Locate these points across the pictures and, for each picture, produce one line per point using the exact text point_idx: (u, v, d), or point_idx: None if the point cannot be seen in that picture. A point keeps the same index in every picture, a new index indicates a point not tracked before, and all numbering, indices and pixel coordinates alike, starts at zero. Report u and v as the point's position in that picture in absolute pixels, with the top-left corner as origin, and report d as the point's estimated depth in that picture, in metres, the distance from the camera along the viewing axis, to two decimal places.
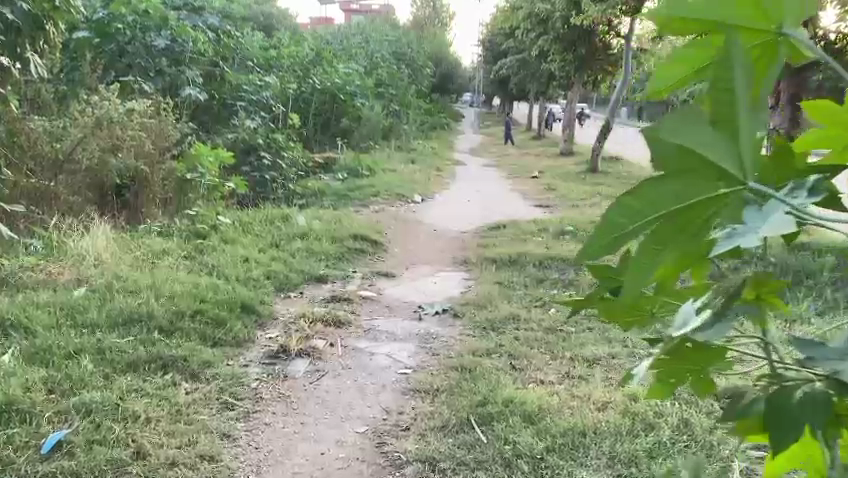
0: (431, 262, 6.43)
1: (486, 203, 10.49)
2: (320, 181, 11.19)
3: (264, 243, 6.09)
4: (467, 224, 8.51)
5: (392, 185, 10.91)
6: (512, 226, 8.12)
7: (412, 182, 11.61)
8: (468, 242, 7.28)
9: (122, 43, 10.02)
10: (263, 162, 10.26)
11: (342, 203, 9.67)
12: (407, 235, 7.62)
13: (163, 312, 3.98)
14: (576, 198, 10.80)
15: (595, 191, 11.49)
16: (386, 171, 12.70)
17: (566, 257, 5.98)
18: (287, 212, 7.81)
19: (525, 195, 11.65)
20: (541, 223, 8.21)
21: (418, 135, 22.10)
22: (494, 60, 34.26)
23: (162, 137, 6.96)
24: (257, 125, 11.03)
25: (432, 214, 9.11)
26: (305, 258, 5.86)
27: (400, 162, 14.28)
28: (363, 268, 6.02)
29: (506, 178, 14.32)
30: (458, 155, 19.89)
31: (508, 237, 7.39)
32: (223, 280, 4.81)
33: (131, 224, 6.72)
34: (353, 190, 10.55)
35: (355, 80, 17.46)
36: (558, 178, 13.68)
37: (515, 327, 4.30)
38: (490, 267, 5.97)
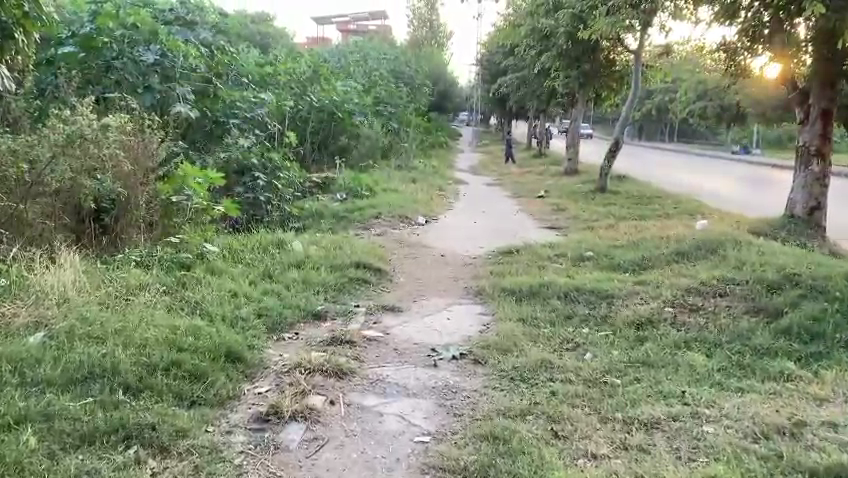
0: (442, 292, 5.78)
1: (495, 224, 9.88)
2: (318, 202, 10.56)
3: (255, 274, 5.44)
4: (478, 248, 7.88)
5: (394, 205, 10.28)
6: (527, 250, 7.48)
7: (415, 202, 10.98)
8: (481, 270, 6.64)
9: (109, 58, 9.44)
10: (257, 181, 9.61)
11: (341, 226, 9.02)
12: (413, 261, 6.97)
13: (130, 365, 3.33)
14: (590, 219, 10.16)
15: (608, 212, 10.87)
16: (387, 190, 12.07)
17: (594, 287, 5.34)
18: (282, 237, 7.17)
19: (534, 215, 11.02)
20: (559, 247, 7.58)
21: (419, 154, 21.55)
22: (493, 78, 33.82)
23: (144, 158, 6.31)
24: (251, 144, 10.43)
25: (439, 237, 8.49)
26: (301, 291, 5.21)
27: (401, 181, 13.68)
28: (366, 300, 5.37)
29: (512, 197, 13.72)
30: (460, 174, 19.31)
31: (523, 263, 6.75)
32: (207, 321, 4.16)
33: (110, 253, 6.07)
34: (354, 211, 9.92)
35: (354, 98, 16.91)
36: (567, 198, 13.07)
37: (549, 378, 3.65)
38: (509, 299, 5.33)
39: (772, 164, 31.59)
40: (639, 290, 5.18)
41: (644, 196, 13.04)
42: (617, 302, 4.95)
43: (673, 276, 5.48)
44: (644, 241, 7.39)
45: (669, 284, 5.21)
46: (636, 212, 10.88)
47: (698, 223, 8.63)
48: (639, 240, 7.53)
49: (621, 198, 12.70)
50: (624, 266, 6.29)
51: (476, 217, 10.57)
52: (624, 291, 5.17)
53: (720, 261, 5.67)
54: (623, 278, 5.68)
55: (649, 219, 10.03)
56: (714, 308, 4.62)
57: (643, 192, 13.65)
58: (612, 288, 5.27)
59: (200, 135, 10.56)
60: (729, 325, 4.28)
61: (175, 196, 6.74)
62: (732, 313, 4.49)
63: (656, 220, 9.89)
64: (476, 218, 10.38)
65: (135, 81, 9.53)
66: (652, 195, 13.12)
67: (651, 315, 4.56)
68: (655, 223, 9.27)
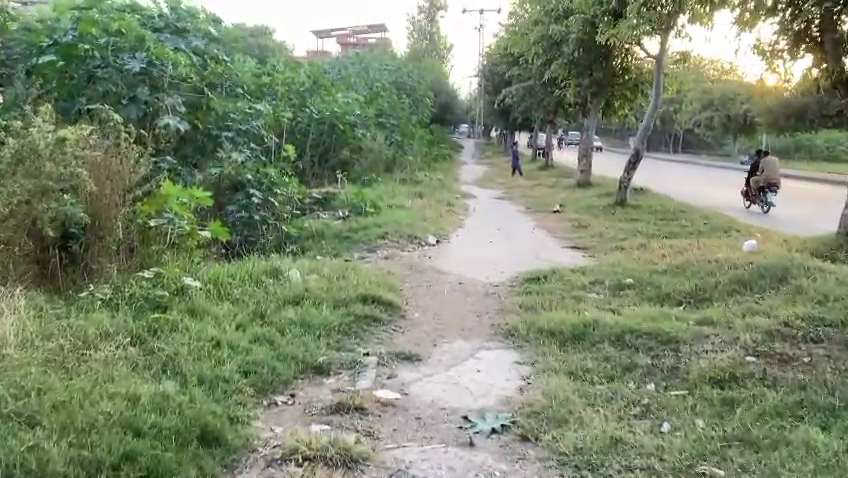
0: (467, 333, 4.89)
1: (512, 243, 9.03)
2: (318, 221, 9.71)
3: (244, 315, 4.55)
4: (500, 273, 7.01)
5: (401, 223, 9.41)
6: (555, 277, 6.60)
7: (424, 220, 10.12)
8: (507, 302, 5.76)
9: (91, 67, 8.55)
10: (251, 200, 8.71)
11: (345, 249, 8.16)
12: (429, 291, 6.09)
13: (65, 466, 2.44)
14: (617, 238, 9.28)
15: (634, 229, 10.00)
16: (393, 207, 11.21)
17: (651, 327, 4.45)
18: (278, 264, 6.30)
19: (553, 233, 10.15)
20: (591, 273, 6.70)
21: (423, 167, 20.72)
22: (496, 88, 33.07)
23: (118, 176, 5.42)
24: (246, 159, 9.56)
25: (455, 260, 7.64)
26: (300, 335, 4.32)
27: (406, 197, 12.83)
28: (378, 346, 4.48)
29: (525, 213, 12.87)
30: (466, 188, 18.47)
31: (554, 294, 5.86)
32: (178, 387, 3.26)
33: (79, 287, 5.21)
34: (358, 231, 9.03)
35: (355, 110, 16.09)
36: (585, 213, 12.21)
37: (625, 468, 2.78)
38: (549, 345, 4.44)
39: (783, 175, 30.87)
40: (707, 333, 4.30)
41: (668, 210, 12.17)
42: (684, 351, 4.06)
43: (743, 314, 4.61)
44: (689, 264, 6.52)
45: (742, 324, 4.34)
46: (664, 229, 10.00)
47: (741, 244, 7.76)
48: (682, 263, 6.66)
49: (644, 213, 11.83)
50: (674, 298, 5.41)
51: (491, 235, 9.72)
52: (688, 334, 4.28)
53: (796, 294, 4.80)
54: (680, 314, 4.80)
55: (682, 237, 9.16)
56: (810, 358, 3.75)
57: (665, 206, 12.81)
58: (673, 329, 4.39)
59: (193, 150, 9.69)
60: (839, 384, 3.41)
61: (155, 220, 5.87)
62: (837, 366, 3.62)
63: (690, 238, 9.02)
64: (492, 237, 9.52)
65: (119, 91, 8.65)
66: (676, 209, 12.26)
67: (734, 368, 3.68)
68: (691, 243, 8.39)
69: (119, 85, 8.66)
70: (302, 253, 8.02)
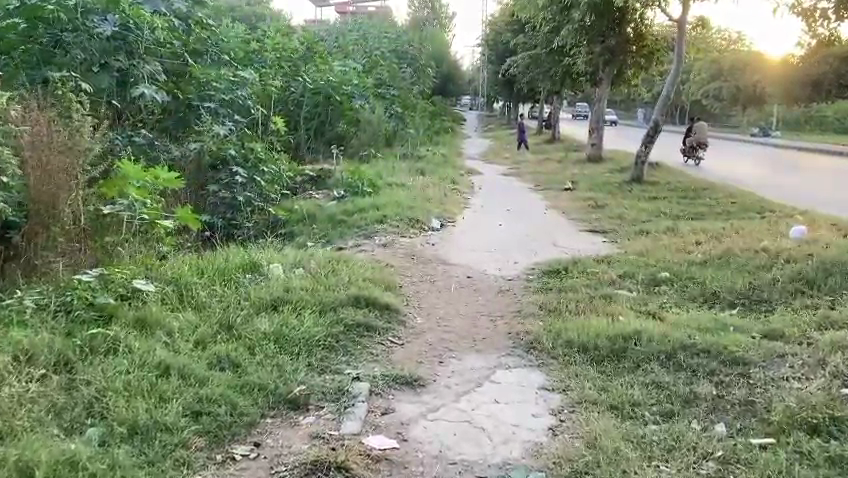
0: (480, 345, 4.04)
1: (524, 227, 8.16)
2: (309, 201, 8.85)
3: (206, 328, 3.71)
4: (514, 264, 6.15)
5: (403, 204, 8.55)
6: (577, 270, 5.74)
7: (427, 200, 9.26)
8: (525, 301, 4.93)
9: (58, 30, 7.53)
10: (235, 178, 7.94)
11: (339, 235, 7.31)
12: (434, 289, 5.23)
13: None
14: (640, 220, 8.41)
15: (656, 210, 9.12)
16: (393, 185, 10.34)
17: (710, 343, 3.60)
18: (258, 256, 5.44)
19: (568, 214, 9.28)
20: (620, 265, 5.84)
21: (425, 140, 19.79)
22: (499, 58, 31.96)
23: (66, 154, 4.53)
24: (230, 134, 8.70)
25: (464, 247, 6.78)
26: (273, 354, 3.48)
27: (407, 173, 11.94)
28: (371, 366, 3.63)
29: (533, 190, 11.99)
30: (470, 162, 17.55)
31: (580, 292, 5.00)
32: (96, 447, 2.44)
33: (15, 282, 4.29)
34: (354, 213, 8.16)
35: (353, 80, 15.16)
36: (600, 191, 11.33)
37: None
38: (583, 366, 3.58)
39: (798, 148, 29.91)
40: (782, 353, 3.44)
41: (690, 187, 11.29)
42: (756, 379, 3.22)
43: (820, 326, 3.77)
44: (733, 254, 5.66)
45: (825, 340, 3.51)
46: (690, 209, 9.13)
47: (784, 228, 6.92)
48: (725, 252, 5.80)
49: (664, 191, 10.95)
50: (725, 299, 4.59)
51: (501, 217, 8.86)
52: (758, 353, 3.44)
53: None
54: (739, 323, 3.96)
55: (711, 220, 8.30)
56: None
57: (686, 182, 11.92)
58: (736, 345, 3.54)
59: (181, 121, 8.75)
60: None
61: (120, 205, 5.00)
62: None
63: (721, 221, 8.16)
64: (501, 219, 8.66)
65: (92, 57, 7.69)
66: (698, 186, 11.38)
67: (832, 407, 2.84)
68: (725, 227, 7.54)
69: (93, 49, 7.70)
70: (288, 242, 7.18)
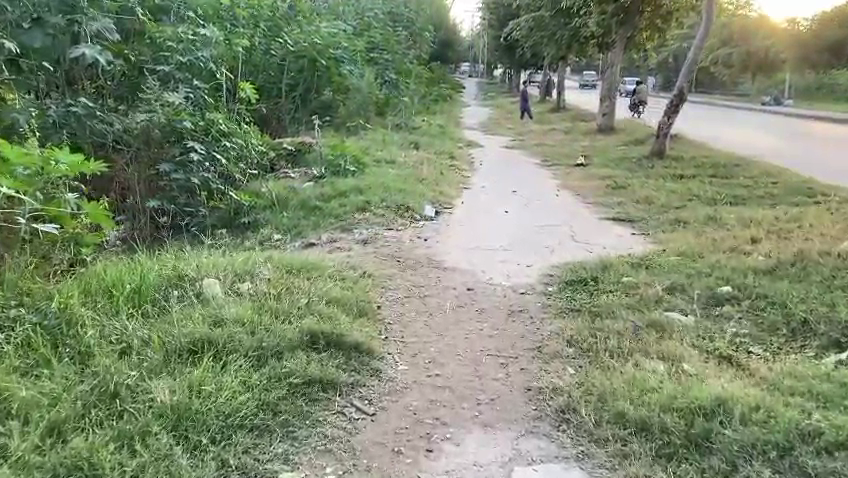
0: (487, 413, 2.77)
1: (535, 214, 6.87)
2: (281, 183, 7.55)
3: (70, 403, 2.45)
4: (528, 269, 4.88)
5: (391, 186, 7.24)
6: (609, 280, 4.46)
7: (420, 180, 7.95)
8: (546, 331, 3.66)
9: None
10: (189, 156, 6.69)
11: (312, 227, 6.03)
12: (423, 310, 3.95)
13: None
14: (671, 205, 7.12)
15: (686, 192, 7.84)
16: (381, 161, 9.00)
17: (844, 430, 2.34)
18: (194, 264, 4.15)
19: (584, 197, 7.98)
20: (663, 273, 4.56)
21: (420, 110, 18.42)
22: (501, 22, 30.33)
23: None
24: (187, 104, 7.37)
25: (466, 244, 5.50)
26: (163, 456, 2.23)
27: (398, 147, 10.63)
28: (322, 462, 2.38)
29: (540, 166, 10.69)
30: (468, 133, 16.21)
31: (619, 319, 3.73)
32: None
33: None
34: (333, 197, 6.85)
35: (342, 42, 13.74)
36: (616, 168, 10.04)
37: None
38: (649, 466, 2.32)
39: (812, 116, 28.52)
40: None
41: (718, 164, 9.98)
42: None
43: None
44: (812, 262, 4.40)
45: None
46: (727, 192, 7.84)
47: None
48: (798, 257, 4.53)
49: (690, 170, 9.63)
50: (825, 337, 3.34)
51: (508, 201, 7.57)
52: None
53: None
54: None
55: (753, 206, 7.04)
56: None
57: (713, 157, 10.61)
58: None
59: (128, 87, 7.38)
60: None
61: (9, 197, 3.69)
62: None
63: (768, 207, 6.88)
64: (508, 204, 7.37)
65: (23, 12, 6.06)
66: (727, 162, 10.06)
67: None
68: (777, 217, 6.25)
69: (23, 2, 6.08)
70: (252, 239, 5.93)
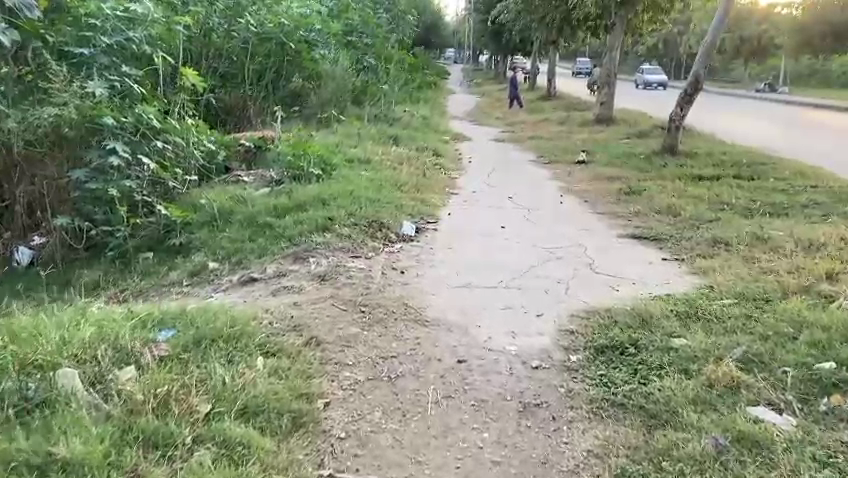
0: None
1: (538, 230, 5.58)
2: (228, 190, 6.21)
3: None
4: (539, 323, 3.58)
5: (360, 194, 5.93)
6: (653, 345, 3.19)
7: (397, 185, 6.65)
8: (578, 452, 2.39)
9: None
10: (109, 162, 5.41)
11: (257, 254, 4.72)
12: (392, 406, 2.65)
13: None
14: (701, 218, 5.87)
15: (713, 199, 6.59)
16: (352, 162, 7.68)
17: None
18: (60, 335, 2.82)
19: (593, 205, 6.69)
20: (726, 335, 3.29)
21: (402, 98, 17.08)
22: (488, 5, 28.96)
23: None
24: (110, 95, 6.00)
25: (454, 282, 4.18)
26: None
27: (375, 142, 9.31)
28: None
29: (535, 164, 9.40)
30: (453, 124, 14.89)
31: (687, 430, 2.45)
32: None
33: None
34: (288, 211, 5.52)
35: (314, 24, 12.38)
36: (623, 166, 8.79)
37: None
38: None
39: (809, 104, 27.51)
40: None
41: (738, 162, 8.74)
42: None
43: None
44: None
45: None
46: (761, 199, 6.61)
47: None
48: None
49: (709, 169, 8.38)
50: None
51: (502, 211, 6.28)
52: None
53: None
54: None
55: (799, 218, 5.82)
56: None
57: (731, 153, 9.37)
58: None
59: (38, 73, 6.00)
60: None
61: None
62: None
63: (819, 222, 5.65)
64: (503, 216, 6.08)
65: None
66: (749, 160, 8.83)
67: None
68: (839, 236, 5.03)
69: None
70: (174, 281, 4.63)
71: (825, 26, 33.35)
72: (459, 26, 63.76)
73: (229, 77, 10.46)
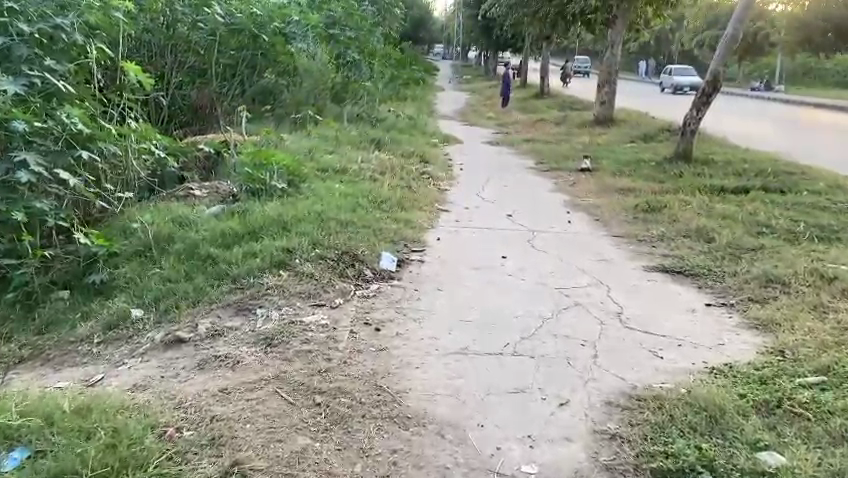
0: None
1: (546, 262, 4.55)
2: (171, 209, 5.15)
3: None
4: (566, 419, 2.55)
5: (330, 215, 4.88)
6: (735, 469, 2.18)
7: (377, 202, 5.62)
8: None
9: None
10: (14, 178, 4.32)
11: (191, 302, 3.66)
12: None
13: None
14: (742, 245, 4.88)
15: (747, 219, 5.61)
16: (325, 172, 6.63)
17: None
18: None
19: (608, 226, 5.68)
20: (836, 449, 2.29)
21: (388, 96, 16.04)
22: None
23: None
24: (26, 94, 4.91)
25: (445, 347, 3.13)
26: None
27: (355, 147, 8.27)
28: None
29: (535, 172, 8.39)
30: (442, 124, 13.86)
31: None
32: None
33: None
34: (239, 237, 4.46)
35: (292, 14, 11.30)
36: (633, 175, 7.81)
37: None
38: None
39: (807, 102, 26.77)
40: None
41: (763, 172, 7.78)
42: None
43: None
44: None
45: None
46: (803, 218, 5.65)
47: None
48: None
49: (731, 180, 7.41)
50: None
51: (501, 235, 5.25)
52: None
53: None
54: None
55: None
56: None
57: (751, 161, 8.40)
58: None
59: None
60: None
61: None
62: None
63: None
64: (503, 242, 5.05)
65: None
66: (773, 169, 7.87)
67: None
68: None
69: None
70: (83, 338, 3.57)
71: (826, 22, 31.57)
72: (447, 21, 62.65)
73: (193, 71, 9.38)
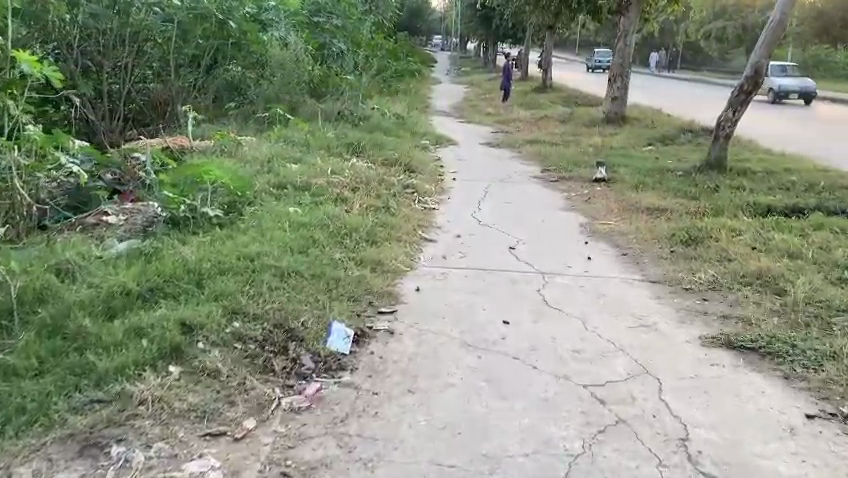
0: None
1: (561, 332, 3.26)
2: (59, 248, 3.82)
3: None
4: None
5: (267, 261, 3.58)
6: None
7: (338, 234, 4.32)
8: None
9: None
10: None
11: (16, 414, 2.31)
12: None
13: None
14: (828, 302, 3.60)
15: (820, 258, 4.34)
16: (282, 190, 5.32)
17: None
18: None
19: (639, 266, 4.40)
20: None
21: (377, 90, 14.68)
22: None
23: None
24: None
25: None
26: None
27: (327, 154, 6.96)
28: None
29: (540, 183, 7.09)
30: (434, 122, 12.53)
31: None
32: None
33: None
34: (128, 299, 3.15)
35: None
36: (660, 189, 6.52)
37: None
38: None
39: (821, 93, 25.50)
40: None
41: (814, 186, 6.51)
42: None
43: None
44: None
45: None
46: None
47: None
48: None
49: (778, 196, 6.13)
50: None
51: (498, 282, 3.95)
52: None
53: None
54: None
55: None
56: None
57: (796, 172, 7.12)
58: None
59: None
60: None
61: None
62: None
63: None
64: (501, 294, 3.76)
65: None
66: (827, 183, 6.59)
67: None
68: None
69: None
70: None
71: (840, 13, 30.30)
72: (444, 11, 61.03)
73: (143, 64, 7.99)
